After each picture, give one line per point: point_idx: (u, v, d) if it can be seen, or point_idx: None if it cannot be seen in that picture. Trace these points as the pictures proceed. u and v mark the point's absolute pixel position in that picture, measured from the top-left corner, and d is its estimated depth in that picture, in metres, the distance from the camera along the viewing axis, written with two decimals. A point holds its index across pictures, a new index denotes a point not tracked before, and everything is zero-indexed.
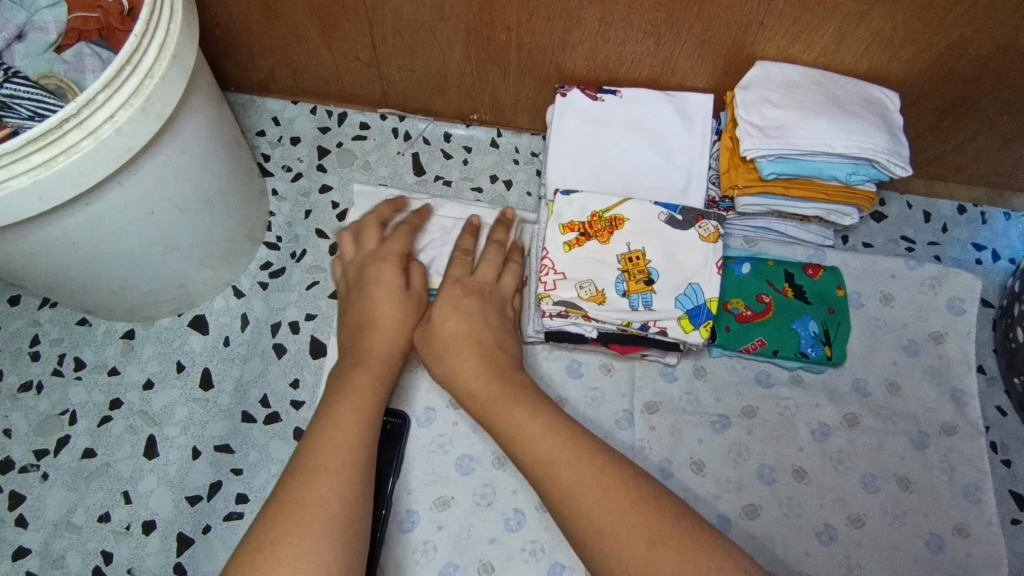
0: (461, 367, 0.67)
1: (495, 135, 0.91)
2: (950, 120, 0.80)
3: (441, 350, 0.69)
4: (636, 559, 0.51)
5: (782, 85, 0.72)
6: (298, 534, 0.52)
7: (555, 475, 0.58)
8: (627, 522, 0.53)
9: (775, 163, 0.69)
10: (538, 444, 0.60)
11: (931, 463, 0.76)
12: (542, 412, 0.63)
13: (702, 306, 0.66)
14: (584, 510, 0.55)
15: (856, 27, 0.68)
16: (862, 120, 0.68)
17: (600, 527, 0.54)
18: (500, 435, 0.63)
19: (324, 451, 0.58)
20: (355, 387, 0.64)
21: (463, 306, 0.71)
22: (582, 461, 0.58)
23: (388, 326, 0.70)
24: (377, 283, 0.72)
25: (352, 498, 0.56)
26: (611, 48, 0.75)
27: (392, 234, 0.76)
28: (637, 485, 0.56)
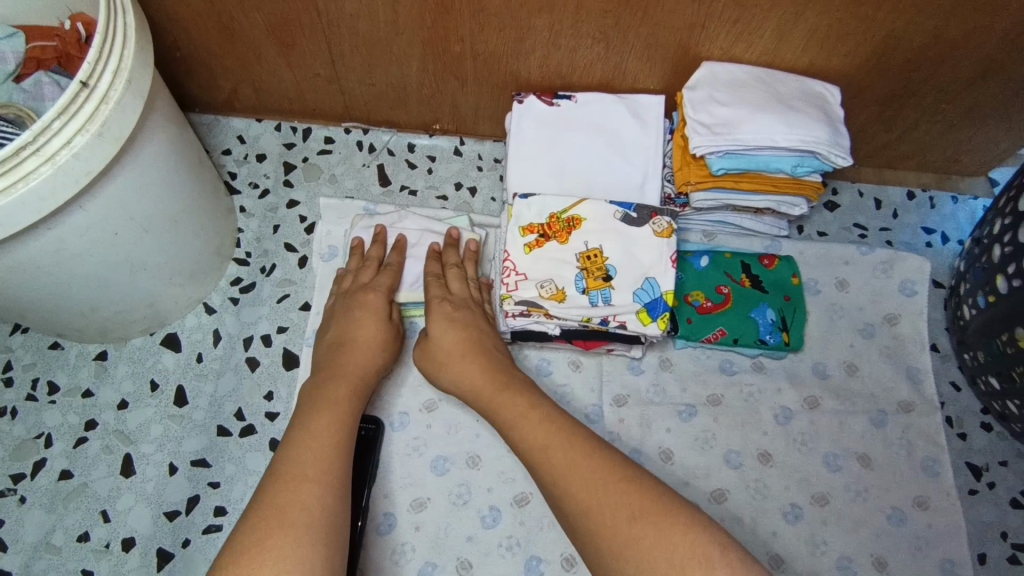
0: (465, 372, 0.70)
1: (457, 144, 0.93)
2: (893, 110, 0.83)
3: (443, 359, 0.71)
4: (616, 533, 0.54)
5: (728, 83, 0.74)
6: (283, 535, 0.53)
7: (550, 457, 0.62)
8: (611, 498, 0.57)
9: (723, 159, 0.72)
10: (534, 432, 0.64)
11: (890, 440, 0.78)
12: (535, 403, 0.67)
13: (659, 299, 0.68)
14: (572, 491, 0.59)
15: (793, 26, 0.71)
16: (805, 114, 0.71)
17: (585, 505, 0.57)
18: (503, 426, 0.67)
19: (303, 459, 0.60)
20: (331, 397, 0.66)
21: (456, 318, 0.73)
22: (574, 445, 0.62)
23: (369, 347, 0.72)
24: (363, 308, 0.73)
25: (332, 502, 0.57)
26: (562, 55, 0.78)
27: (388, 259, 0.78)
28: (624, 466, 0.59)
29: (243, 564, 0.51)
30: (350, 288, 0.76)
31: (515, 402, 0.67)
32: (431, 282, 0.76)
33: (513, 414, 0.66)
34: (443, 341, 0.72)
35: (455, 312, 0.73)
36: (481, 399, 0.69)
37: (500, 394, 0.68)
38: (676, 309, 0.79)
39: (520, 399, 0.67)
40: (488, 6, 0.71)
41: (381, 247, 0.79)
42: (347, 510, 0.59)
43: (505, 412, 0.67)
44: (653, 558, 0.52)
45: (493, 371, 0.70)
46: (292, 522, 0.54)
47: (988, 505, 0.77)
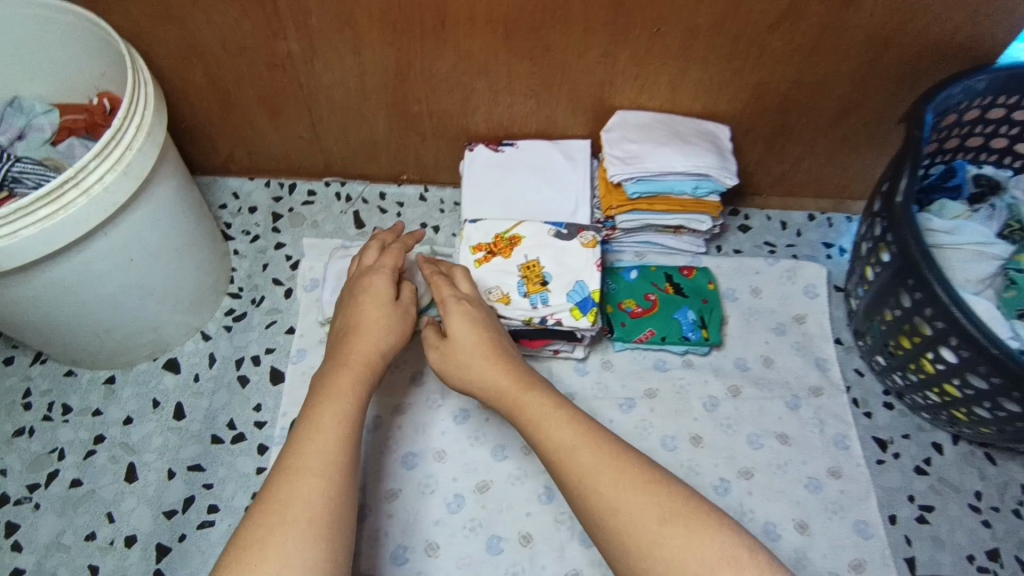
0: (490, 372, 0.72)
1: (423, 190, 1.09)
2: (781, 145, 0.99)
3: (467, 361, 0.73)
4: (646, 534, 0.56)
5: (636, 126, 0.91)
6: (285, 530, 0.55)
7: (577, 455, 0.63)
8: (641, 498, 0.58)
9: (637, 184, 0.87)
10: (562, 432, 0.65)
11: (804, 420, 0.90)
12: (556, 400, 0.69)
13: (588, 297, 0.81)
14: (600, 489, 0.60)
15: (683, 79, 0.88)
16: (698, 146, 0.88)
17: (615, 504, 0.59)
18: (526, 425, 0.68)
19: (308, 452, 0.60)
20: (340, 389, 0.67)
21: (473, 316, 0.75)
22: (601, 447, 0.63)
23: (379, 339, 0.73)
24: (369, 292, 0.76)
25: (337, 494, 0.58)
26: (502, 110, 0.94)
27: (387, 252, 0.82)
28: (651, 469, 0.62)
29: (245, 560, 0.53)
30: (356, 277, 0.80)
31: (540, 402, 0.69)
32: (438, 282, 0.79)
33: (538, 414, 0.67)
34: (466, 342, 0.74)
35: (475, 310, 0.76)
36: (506, 398, 0.71)
37: (522, 394, 0.70)
38: (612, 315, 0.92)
39: (542, 397, 0.69)
40: (437, 72, 0.88)
41: (394, 234, 0.87)
42: (353, 500, 0.60)
43: (529, 414, 0.68)
44: (682, 558, 0.55)
45: (513, 371, 0.72)
46: (294, 519, 0.55)
47: (895, 472, 0.87)
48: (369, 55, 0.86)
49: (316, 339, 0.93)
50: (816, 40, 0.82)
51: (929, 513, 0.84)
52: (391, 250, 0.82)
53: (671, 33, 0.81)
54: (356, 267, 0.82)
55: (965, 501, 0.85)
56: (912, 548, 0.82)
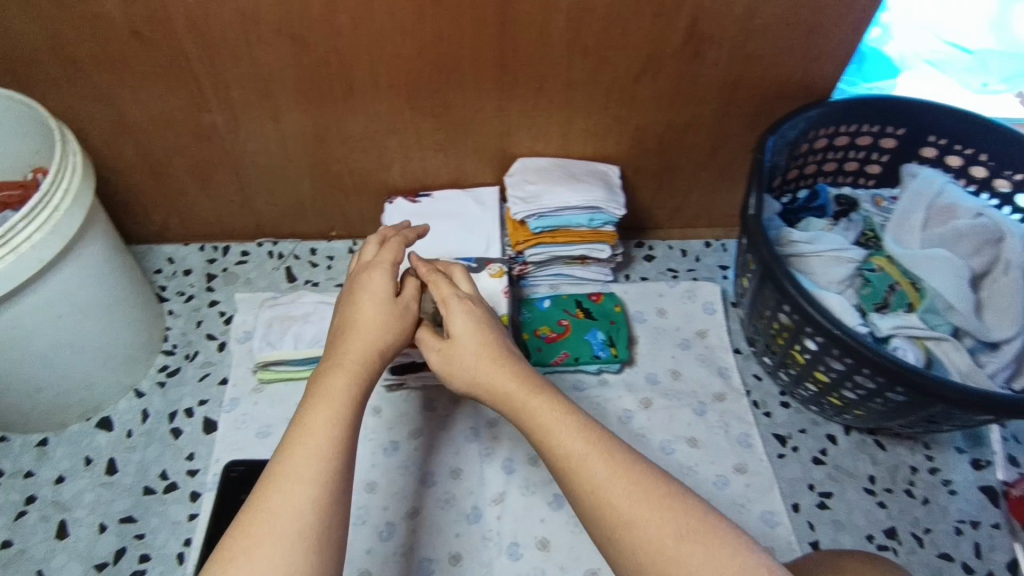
0: (495, 375, 0.67)
1: (351, 244, 1.17)
2: (669, 181, 1.12)
3: (470, 363, 0.68)
4: (663, 552, 0.52)
5: (536, 170, 1.02)
6: (272, 543, 0.51)
7: (588, 462, 0.57)
8: (657, 514, 0.53)
9: (539, 220, 0.97)
10: (572, 441, 0.59)
11: (711, 424, 0.97)
12: (565, 402, 0.63)
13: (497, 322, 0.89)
14: (609, 500, 0.55)
15: (570, 127, 1.00)
16: (589, 184, 0.99)
17: (627, 517, 0.54)
18: (535, 431, 0.62)
19: (297, 457, 0.55)
20: (333, 389, 0.61)
21: (476, 315, 0.72)
22: (615, 457, 0.58)
23: (375, 337, 0.67)
24: (368, 288, 0.71)
25: (326, 501, 0.54)
26: (415, 164, 1.04)
27: (385, 247, 0.76)
28: (665, 482, 0.56)
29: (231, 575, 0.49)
30: (354, 274, 0.74)
31: (549, 406, 0.63)
32: (437, 279, 0.74)
33: (548, 419, 0.62)
34: (470, 343, 0.69)
35: (477, 307, 0.72)
36: (512, 401, 0.65)
37: (529, 398, 0.64)
38: (529, 342, 1.00)
39: (549, 398, 0.64)
40: (352, 133, 0.98)
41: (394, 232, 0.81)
42: (344, 507, 0.56)
43: (537, 417, 0.62)
44: None
45: (518, 373, 0.66)
46: (281, 530, 0.51)
47: (796, 464, 0.94)
48: (287, 121, 0.95)
49: (249, 387, 0.97)
50: (677, 87, 0.95)
51: (829, 498, 0.91)
52: (389, 244, 0.76)
53: (552, 87, 0.93)
54: (355, 263, 0.76)
55: (860, 485, 0.92)
56: (816, 533, 0.88)
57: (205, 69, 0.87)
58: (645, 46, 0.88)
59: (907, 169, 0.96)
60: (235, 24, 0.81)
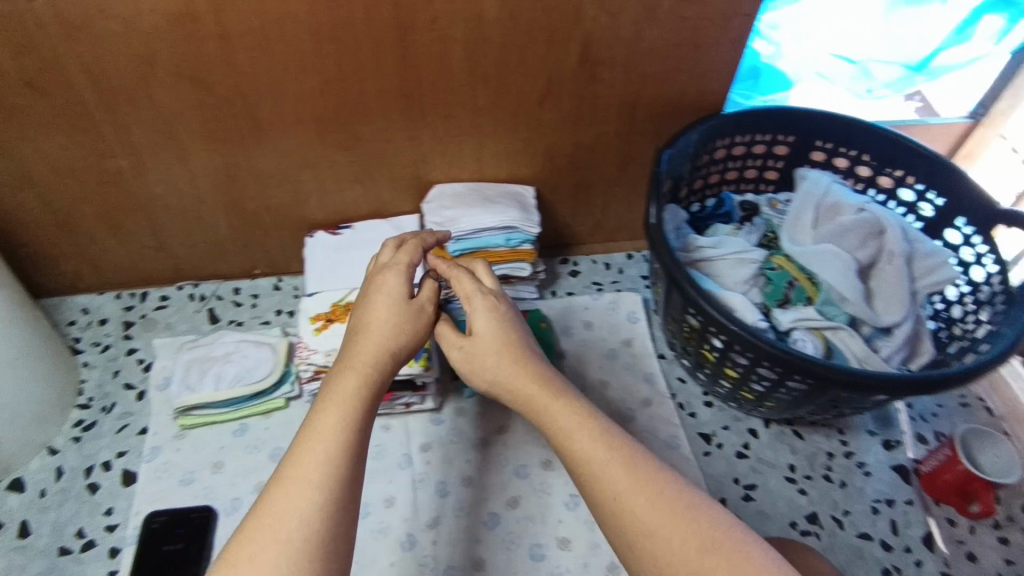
0: (517, 376, 0.71)
1: (276, 280, 1.16)
2: (586, 198, 1.16)
3: (491, 363, 0.72)
4: (687, 563, 0.56)
5: (452, 195, 1.04)
6: (280, 552, 0.54)
7: (613, 473, 0.62)
8: (679, 526, 0.58)
9: (458, 243, 0.99)
10: (594, 448, 0.64)
11: (639, 429, 1.00)
12: (585, 410, 0.68)
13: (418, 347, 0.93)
14: (635, 510, 0.60)
15: (483, 151, 1.03)
16: (503, 206, 1.01)
17: (651, 528, 0.58)
18: (556, 436, 0.67)
19: (305, 461, 0.60)
20: (342, 393, 0.65)
21: (496, 312, 0.75)
22: (636, 467, 0.62)
23: (386, 337, 0.71)
24: (383, 290, 0.74)
25: (330, 510, 0.57)
26: (333, 197, 1.05)
27: (402, 248, 0.79)
28: (683, 493, 0.61)
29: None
30: (372, 275, 0.77)
31: (569, 411, 0.68)
32: (459, 277, 0.78)
33: (569, 425, 0.66)
34: (491, 343, 0.73)
35: (499, 306, 0.76)
36: (534, 404, 0.70)
37: (551, 403, 0.69)
38: None
39: (570, 404, 0.68)
40: (264, 169, 0.98)
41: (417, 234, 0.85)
42: (349, 514, 0.59)
43: (562, 423, 0.67)
44: None
45: (539, 377, 0.70)
46: (288, 539, 0.55)
47: (720, 460, 0.97)
48: (197, 162, 0.95)
49: (171, 434, 0.94)
50: (579, 109, 0.99)
51: (753, 490, 0.94)
52: (405, 246, 0.79)
53: (460, 116, 0.96)
54: (372, 265, 0.80)
55: (781, 475, 0.96)
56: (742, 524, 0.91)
57: (106, 115, 0.86)
58: (543, 72, 0.93)
59: (798, 173, 1.00)
60: (132, 69, 0.81)
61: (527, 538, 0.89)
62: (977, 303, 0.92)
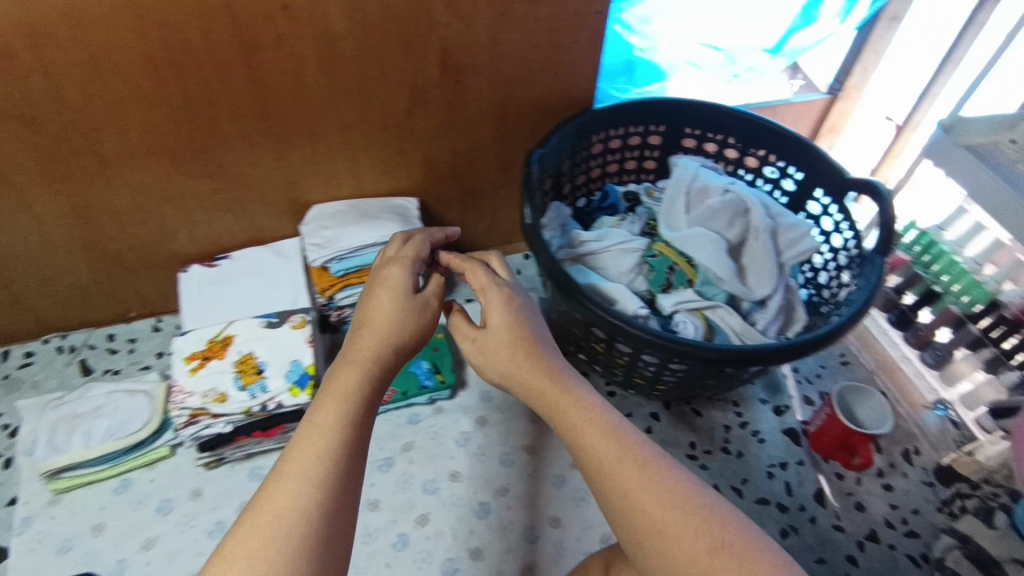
0: (526, 370, 0.71)
1: (156, 321, 1.10)
2: (473, 203, 1.15)
3: (503, 356, 0.73)
4: (696, 563, 0.54)
5: (332, 215, 1.01)
6: (272, 549, 0.51)
7: (624, 471, 0.60)
8: (692, 526, 0.56)
9: (341, 263, 0.97)
10: (605, 446, 0.62)
11: (546, 428, 1.00)
12: (597, 408, 0.67)
13: (305, 373, 0.86)
14: (644, 507, 0.58)
15: (357, 166, 1.00)
16: (383, 220, 1.00)
17: (661, 525, 0.56)
18: (567, 431, 0.66)
19: (304, 455, 0.57)
20: (342, 386, 0.64)
21: (509, 305, 0.75)
22: (647, 466, 0.60)
23: (388, 331, 0.70)
24: (389, 286, 0.75)
25: (328, 506, 0.54)
26: (204, 228, 1.00)
27: (408, 245, 0.81)
28: (691, 491, 0.59)
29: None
30: (376, 272, 0.79)
31: (579, 407, 0.67)
32: (476, 271, 0.79)
33: (579, 420, 0.65)
34: (504, 337, 0.73)
35: (512, 297, 0.76)
36: (546, 398, 0.69)
37: (563, 399, 0.68)
38: None
39: (581, 402, 0.67)
40: (121, 208, 0.92)
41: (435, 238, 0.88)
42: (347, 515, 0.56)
43: (574, 421, 0.66)
44: None
45: (550, 372, 0.70)
46: (282, 535, 0.51)
47: None
48: (42, 207, 0.88)
49: (44, 501, 0.88)
50: (450, 116, 0.99)
51: None
52: (411, 244, 0.81)
53: (326, 134, 0.94)
54: (379, 261, 0.81)
55: (683, 454, 0.98)
56: None
57: None
58: (405, 82, 0.91)
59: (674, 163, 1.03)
60: None
61: (439, 554, 0.87)
62: (838, 267, 0.98)
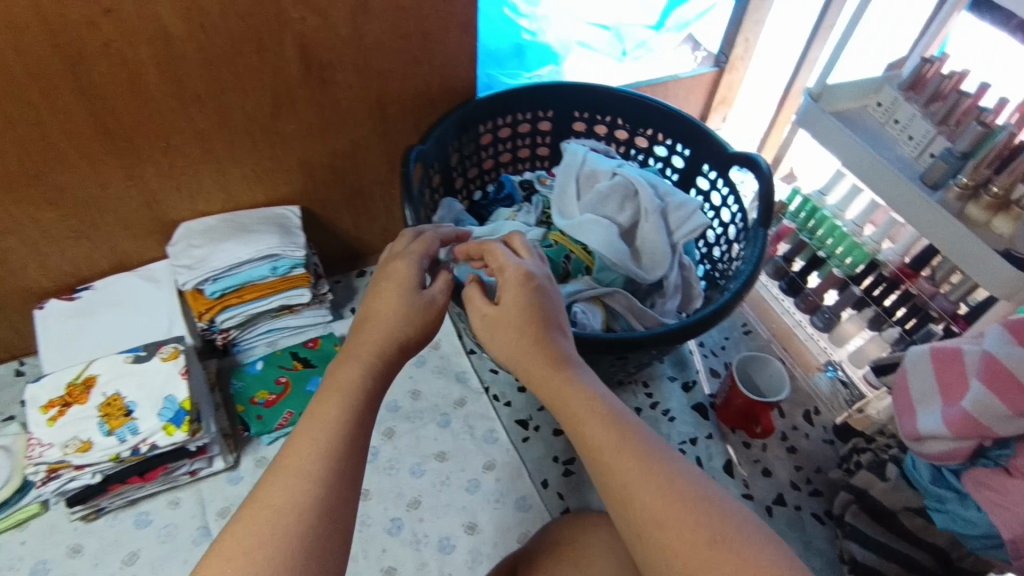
0: (529, 352, 0.60)
1: (17, 365, 0.99)
2: (364, 205, 1.09)
3: (512, 336, 0.61)
4: (693, 555, 0.46)
5: (201, 232, 0.93)
6: (273, 551, 0.44)
7: (623, 463, 0.52)
8: (691, 518, 0.48)
9: (216, 283, 0.90)
10: (600, 436, 0.54)
11: (457, 432, 0.97)
12: (601, 398, 0.57)
13: (179, 409, 0.79)
14: (641, 497, 0.50)
15: (225, 177, 0.93)
16: (259, 233, 0.92)
17: (659, 516, 0.49)
18: (566, 420, 0.57)
19: (302, 447, 0.50)
20: (344, 378, 0.55)
21: (528, 285, 0.63)
22: (647, 457, 0.52)
23: (394, 325, 0.59)
24: (393, 276, 0.62)
25: (332, 504, 0.48)
26: (57, 259, 0.90)
27: (418, 237, 0.69)
28: (693, 484, 0.51)
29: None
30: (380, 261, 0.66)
31: (581, 393, 0.58)
32: (493, 251, 0.66)
33: (581, 409, 0.56)
34: (517, 317, 0.61)
35: (533, 277, 0.63)
36: (548, 384, 0.59)
37: (562, 385, 0.59)
38: (247, 412, 0.92)
39: (581, 391, 0.58)
40: None
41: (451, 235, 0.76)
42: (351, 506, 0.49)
43: (573, 410, 0.57)
44: None
45: (551, 356, 0.60)
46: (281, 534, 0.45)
47: (539, 443, 0.97)
48: None
49: None
50: (322, 116, 0.92)
51: (572, 464, 0.95)
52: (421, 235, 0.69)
53: (183, 144, 0.86)
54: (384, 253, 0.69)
55: None
56: (565, 501, 0.92)
57: None
58: (264, 83, 0.84)
59: (567, 149, 1.01)
60: None
61: None
62: (728, 241, 1.00)
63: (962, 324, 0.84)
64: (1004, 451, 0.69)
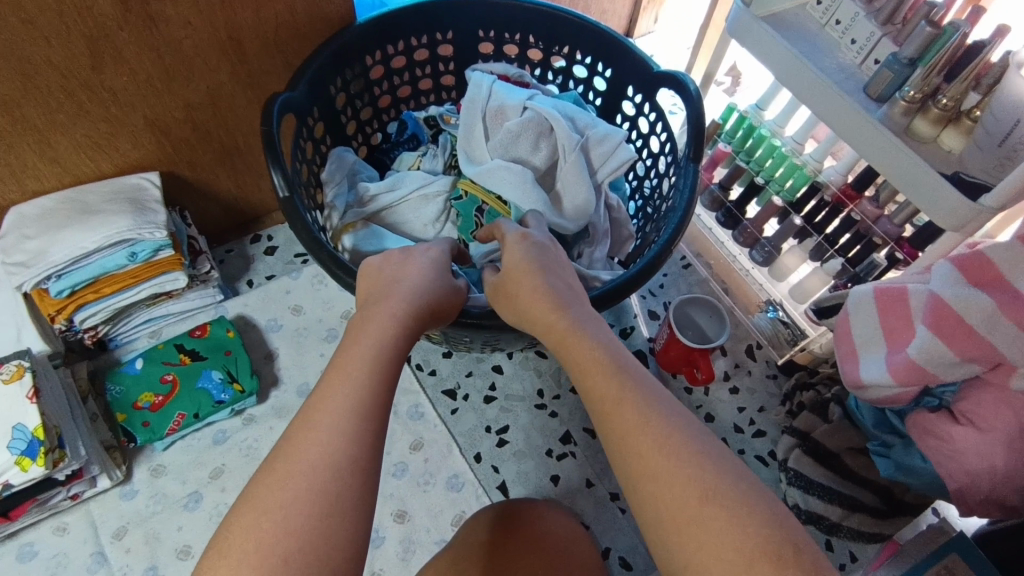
0: (537, 302, 0.53)
1: None
2: (244, 163, 0.93)
3: (517, 290, 0.56)
4: (683, 513, 0.37)
5: (35, 218, 0.77)
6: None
7: (622, 418, 0.42)
8: (683, 472, 0.38)
9: (63, 280, 0.76)
10: (601, 385, 0.44)
11: None
12: (607, 347, 0.48)
13: (33, 439, 0.68)
14: (635, 452, 0.40)
15: (51, 147, 0.75)
16: (105, 213, 0.78)
17: (654, 468, 0.39)
18: (578, 370, 0.47)
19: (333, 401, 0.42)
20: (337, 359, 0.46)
21: (533, 243, 0.60)
22: (652, 402, 0.42)
23: (408, 310, 0.52)
24: (410, 258, 0.58)
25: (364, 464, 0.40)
26: None
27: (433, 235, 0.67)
28: (691, 436, 0.41)
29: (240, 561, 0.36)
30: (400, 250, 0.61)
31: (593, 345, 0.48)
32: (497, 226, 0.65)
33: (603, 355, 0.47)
34: (522, 274, 0.56)
35: (530, 235, 0.61)
36: (557, 331, 0.51)
37: (571, 337, 0.49)
38: (129, 421, 0.80)
39: (585, 340, 0.48)
40: None
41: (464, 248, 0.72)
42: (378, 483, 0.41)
43: (577, 362, 0.47)
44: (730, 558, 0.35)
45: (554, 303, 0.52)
46: None
47: (469, 415, 0.90)
48: None
49: None
50: (162, 62, 0.75)
51: (505, 433, 0.88)
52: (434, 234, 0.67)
53: None
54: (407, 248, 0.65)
55: (531, 405, 0.91)
56: (500, 474, 0.86)
57: None
58: (69, 26, 0.65)
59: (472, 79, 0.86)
60: None
61: None
62: (658, 174, 0.89)
63: (907, 249, 0.78)
64: (949, 388, 0.66)
